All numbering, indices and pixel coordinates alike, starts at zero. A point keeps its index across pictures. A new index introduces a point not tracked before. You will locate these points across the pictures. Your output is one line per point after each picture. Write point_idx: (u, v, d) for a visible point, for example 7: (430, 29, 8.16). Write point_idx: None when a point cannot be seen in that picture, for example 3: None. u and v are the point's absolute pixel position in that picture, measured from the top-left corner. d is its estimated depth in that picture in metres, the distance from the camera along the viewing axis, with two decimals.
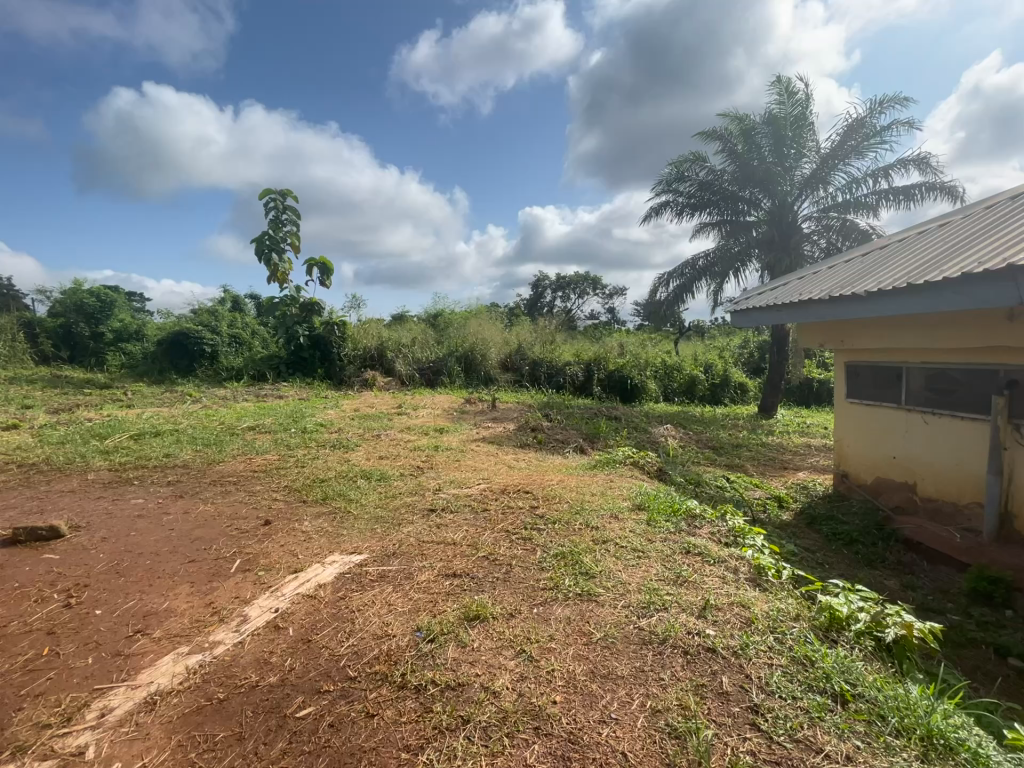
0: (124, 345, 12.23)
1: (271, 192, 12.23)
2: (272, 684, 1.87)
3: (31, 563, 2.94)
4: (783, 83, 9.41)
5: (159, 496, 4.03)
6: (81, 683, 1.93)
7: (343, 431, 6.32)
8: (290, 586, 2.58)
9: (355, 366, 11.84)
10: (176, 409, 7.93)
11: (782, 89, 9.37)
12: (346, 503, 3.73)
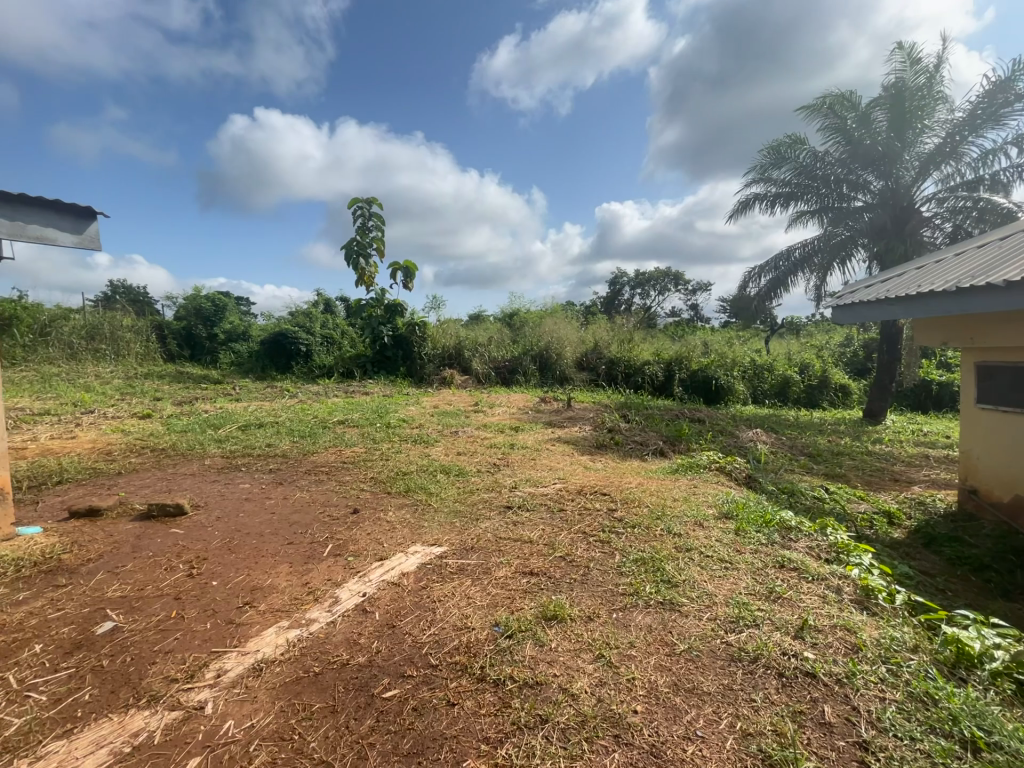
0: (233, 345, 13.60)
1: (359, 200, 13.04)
2: (361, 663, 1.99)
3: (161, 535, 3.36)
4: (906, 49, 8.42)
5: (262, 482, 4.43)
6: (201, 645, 2.17)
7: (423, 426, 6.58)
8: (377, 572, 2.73)
9: (435, 364, 12.28)
10: (277, 403, 8.68)
11: (906, 56, 8.39)
12: (427, 496, 3.88)
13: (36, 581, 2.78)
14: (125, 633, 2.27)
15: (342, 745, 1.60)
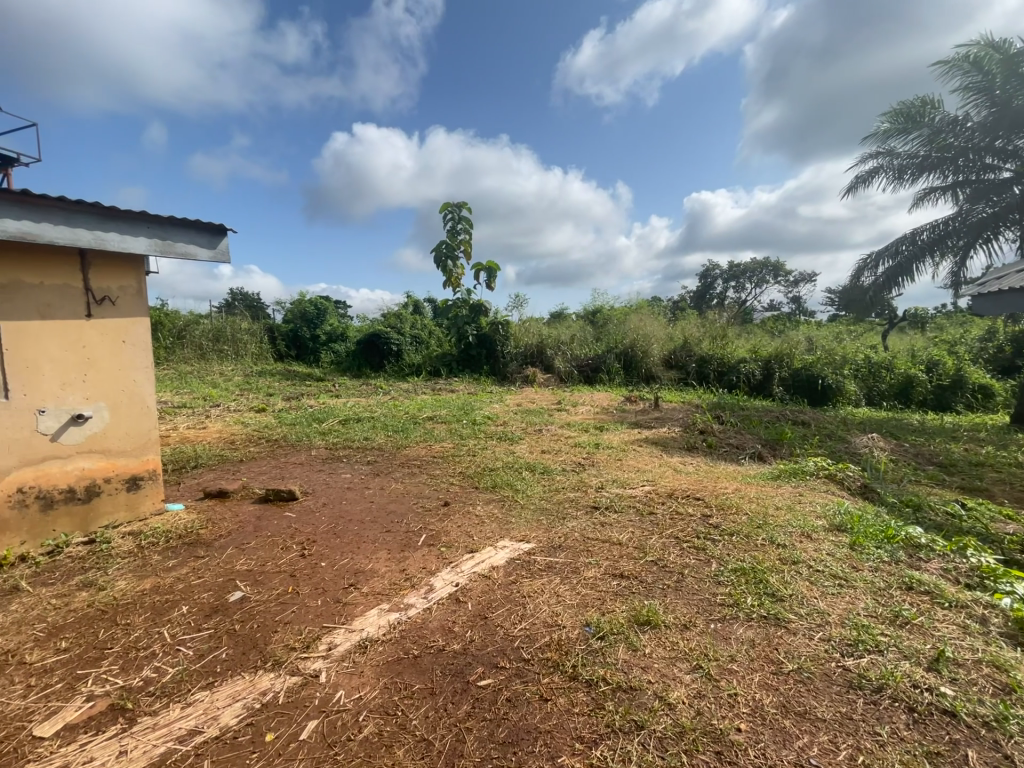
0: (333, 345, 14.73)
1: (449, 204, 13.57)
2: (457, 650, 2.07)
3: (277, 517, 3.74)
4: None
5: (361, 473, 4.76)
6: (313, 619, 2.39)
7: (508, 424, 6.69)
8: (469, 564, 2.82)
9: (517, 363, 12.44)
10: (373, 399, 9.29)
11: None
12: (514, 492, 3.95)
13: (181, 551, 3.21)
14: (252, 603, 2.56)
15: (441, 726, 1.68)
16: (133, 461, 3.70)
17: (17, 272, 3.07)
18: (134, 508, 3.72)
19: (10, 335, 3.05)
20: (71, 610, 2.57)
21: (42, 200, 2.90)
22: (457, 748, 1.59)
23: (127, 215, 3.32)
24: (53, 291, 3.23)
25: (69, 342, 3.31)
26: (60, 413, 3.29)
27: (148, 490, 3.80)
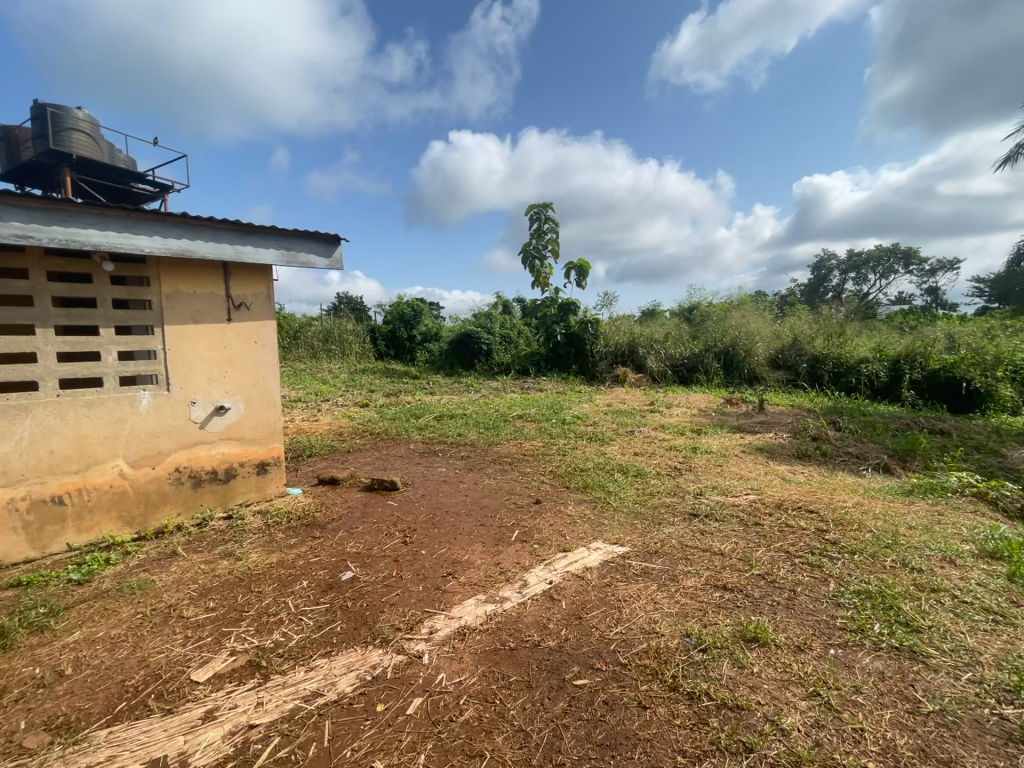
0: (428, 345, 15.50)
1: (537, 205, 13.68)
2: (551, 647, 2.09)
3: (382, 505, 4.02)
4: None
5: (455, 468, 4.95)
6: (416, 603, 2.54)
7: (598, 425, 6.59)
8: (561, 563, 2.83)
9: (607, 363, 12.20)
10: (464, 397, 9.62)
11: None
12: (606, 494, 3.89)
13: (301, 531, 3.57)
14: (362, 583, 2.78)
15: (537, 720, 1.71)
16: (263, 449, 4.17)
17: (177, 283, 3.60)
18: (263, 490, 4.20)
19: (170, 337, 3.59)
20: (216, 575, 2.97)
21: (194, 220, 3.38)
22: (555, 744, 1.61)
23: (261, 230, 3.74)
24: (203, 299, 3.73)
25: (214, 343, 3.82)
26: (207, 404, 3.80)
27: (274, 474, 4.26)
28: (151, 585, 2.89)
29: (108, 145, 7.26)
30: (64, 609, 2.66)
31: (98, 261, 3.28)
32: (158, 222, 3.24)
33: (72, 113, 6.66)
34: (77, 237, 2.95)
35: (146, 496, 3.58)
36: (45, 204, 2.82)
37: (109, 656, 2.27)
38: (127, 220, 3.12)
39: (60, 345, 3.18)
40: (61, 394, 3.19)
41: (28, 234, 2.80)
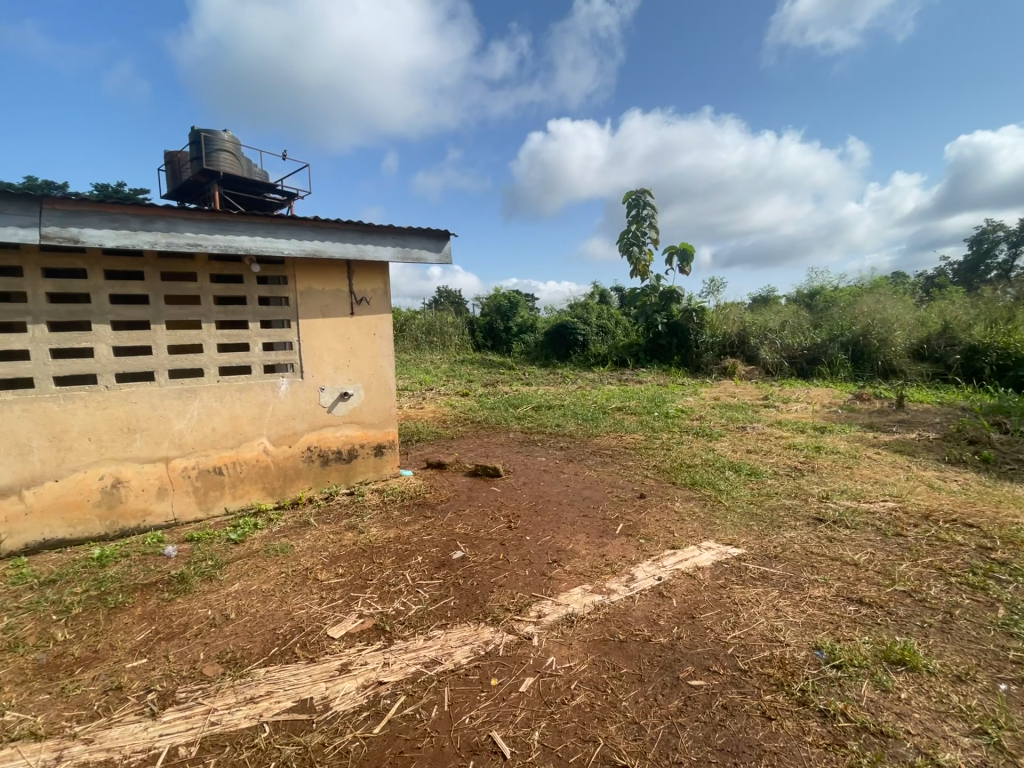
0: (524, 336, 15.70)
1: (635, 191, 13.23)
2: (664, 644, 2.05)
3: (486, 490, 4.18)
4: None
5: (555, 458, 4.99)
6: (524, 586, 2.61)
7: (705, 419, 6.24)
8: (671, 560, 2.75)
9: (714, 354, 11.47)
10: (561, 388, 9.62)
11: None
12: (716, 492, 3.69)
13: (414, 510, 3.84)
14: (471, 563, 2.92)
15: (652, 715, 1.69)
16: (380, 432, 4.52)
17: (310, 281, 4.00)
18: (379, 470, 4.56)
19: (304, 330, 4.01)
20: (343, 545, 3.30)
21: (324, 223, 3.73)
22: (671, 741, 1.58)
23: (380, 229, 4.02)
24: (331, 295, 4.11)
25: (339, 335, 4.20)
26: (333, 391, 4.21)
27: (389, 456, 4.61)
28: (291, 549, 3.28)
29: (247, 161, 8.25)
30: (226, 563, 3.11)
31: (248, 263, 3.75)
32: (294, 226, 3.62)
33: (220, 135, 7.66)
34: (232, 243, 3.41)
35: (285, 470, 4.06)
36: (209, 215, 3.29)
37: (261, 606, 2.62)
38: (270, 226, 3.53)
39: (220, 337, 3.70)
40: (220, 380, 3.73)
41: (196, 242, 3.29)
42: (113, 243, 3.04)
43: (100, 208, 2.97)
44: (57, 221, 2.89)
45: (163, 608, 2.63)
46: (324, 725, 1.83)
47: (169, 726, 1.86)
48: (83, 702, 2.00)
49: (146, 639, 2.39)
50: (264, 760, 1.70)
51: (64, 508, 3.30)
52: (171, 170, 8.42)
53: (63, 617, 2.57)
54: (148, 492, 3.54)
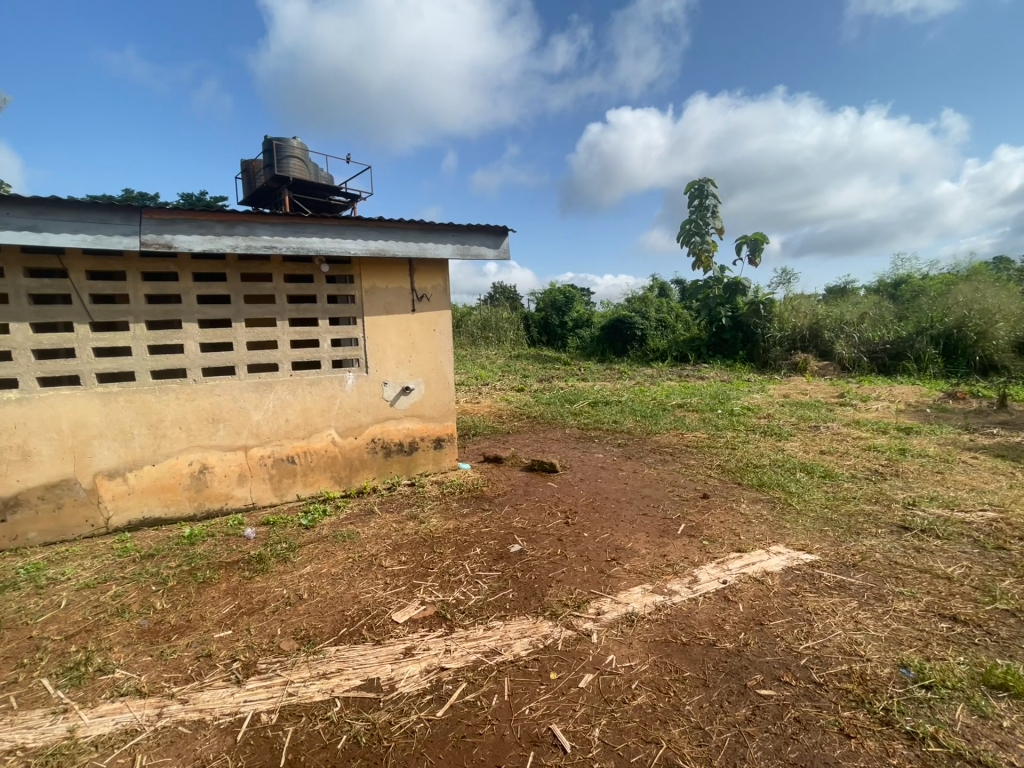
0: (580, 332, 15.56)
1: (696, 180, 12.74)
2: (729, 649, 1.98)
3: (543, 485, 4.19)
4: None
5: (613, 455, 4.91)
6: (582, 582, 2.60)
7: (774, 417, 5.93)
8: (737, 563, 2.64)
9: (784, 348, 10.82)
10: (618, 384, 9.44)
11: None
12: (787, 495, 3.49)
13: (473, 503, 3.92)
14: (529, 556, 2.94)
15: (717, 722, 1.64)
16: (439, 426, 4.64)
17: (374, 279, 4.16)
18: (439, 463, 4.68)
19: (369, 326, 4.17)
20: (405, 534, 3.42)
21: (388, 223, 3.86)
22: (738, 750, 1.53)
23: (440, 228, 4.11)
24: (394, 293, 4.26)
25: (402, 331, 4.34)
26: (395, 385, 4.36)
27: (448, 449, 4.71)
28: (357, 536, 3.45)
29: (314, 166, 8.68)
30: (298, 546, 3.32)
31: (318, 263, 3.95)
32: (360, 227, 3.78)
33: (290, 143, 8.13)
34: (304, 244, 3.60)
35: (351, 460, 4.26)
36: (284, 219, 3.50)
37: (331, 588, 2.78)
38: (338, 227, 3.70)
39: (292, 334, 3.92)
40: (293, 374, 3.96)
41: (272, 244, 3.50)
42: (200, 247, 3.30)
43: (189, 215, 3.24)
44: (154, 229, 3.17)
45: (245, 585, 2.85)
46: (390, 705, 1.91)
47: (252, 694, 2.02)
48: (178, 665, 2.21)
49: (231, 612, 2.60)
50: (337, 733, 1.80)
51: (159, 489, 3.64)
52: (246, 177, 9.01)
53: (160, 588, 2.84)
54: (230, 478, 3.83)
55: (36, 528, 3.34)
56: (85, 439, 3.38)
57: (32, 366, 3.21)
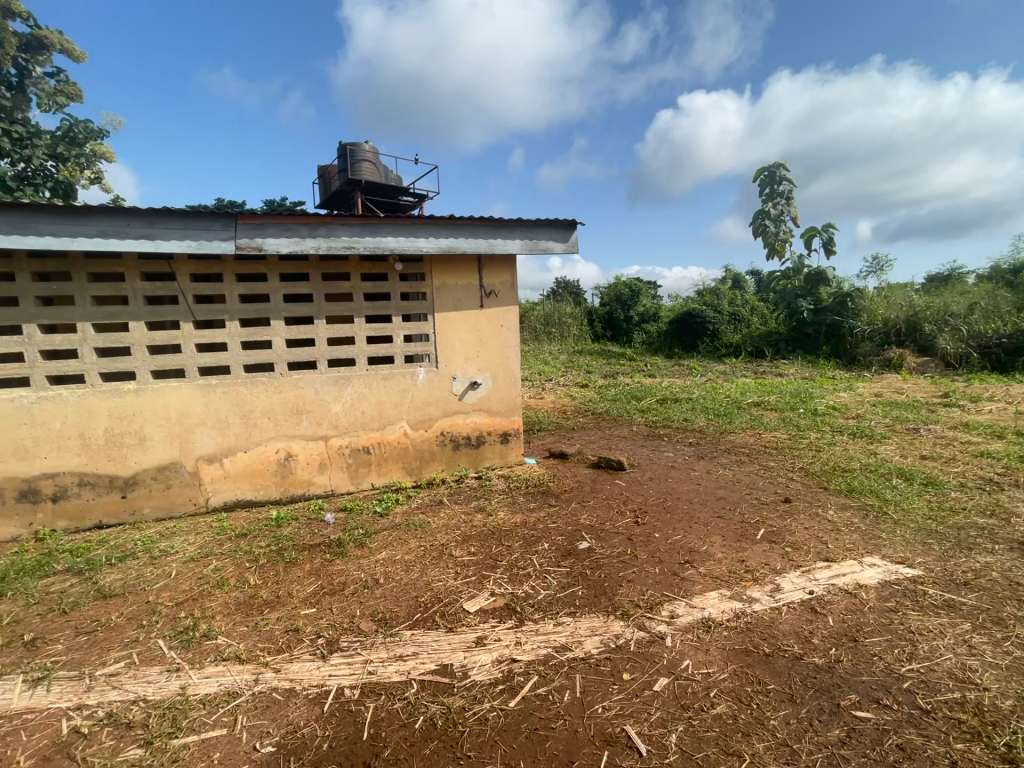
0: (646, 326, 15.20)
1: (770, 166, 11.99)
2: (818, 665, 1.86)
3: (610, 483, 4.12)
4: None
5: (684, 454, 4.74)
6: (655, 583, 2.54)
7: (864, 418, 5.47)
8: (824, 574, 2.46)
9: (875, 344, 9.91)
10: (688, 380, 9.09)
11: None
12: (882, 503, 3.21)
13: (540, 497, 3.93)
14: (598, 554, 2.91)
15: (807, 741, 1.55)
16: (506, 420, 4.68)
17: (445, 276, 4.26)
18: (505, 457, 4.73)
19: (440, 323, 4.29)
20: (474, 526, 3.50)
21: (459, 221, 3.94)
22: None
23: (510, 223, 4.13)
24: (464, 289, 4.34)
25: (471, 327, 4.42)
26: (464, 380, 4.45)
27: (514, 444, 4.75)
28: (428, 525, 3.56)
29: (385, 168, 9.03)
30: (374, 532, 3.48)
31: (392, 262, 4.10)
32: (433, 225, 3.88)
33: (362, 147, 8.50)
34: (380, 244, 3.76)
35: (421, 452, 4.41)
36: (362, 220, 3.67)
37: (405, 575, 2.89)
38: (411, 226, 3.82)
39: (368, 330, 4.11)
40: (368, 368, 4.15)
41: (351, 245, 3.68)
42: (287, 249, 3.53)
43: (277, 219, 3.47)
44: (247, 234, 3.44)
45: (327, 567, 3.03)
46: (464, 691, 1.97)
47: (336, 668, 2.15)
48: (270, 636, 2.40)
49: (315, 591, 2.78)
50: (414, 713, 1.88)
51: (251, 474, 3.95)
52: (323, 182, 9.53)
53: (253, 565, 3.09)
54: (312, 465, 4.09)
55: (149, 505, 3.74)
56: (189, 426, 3.73)
57: (146, 360, 3.59)
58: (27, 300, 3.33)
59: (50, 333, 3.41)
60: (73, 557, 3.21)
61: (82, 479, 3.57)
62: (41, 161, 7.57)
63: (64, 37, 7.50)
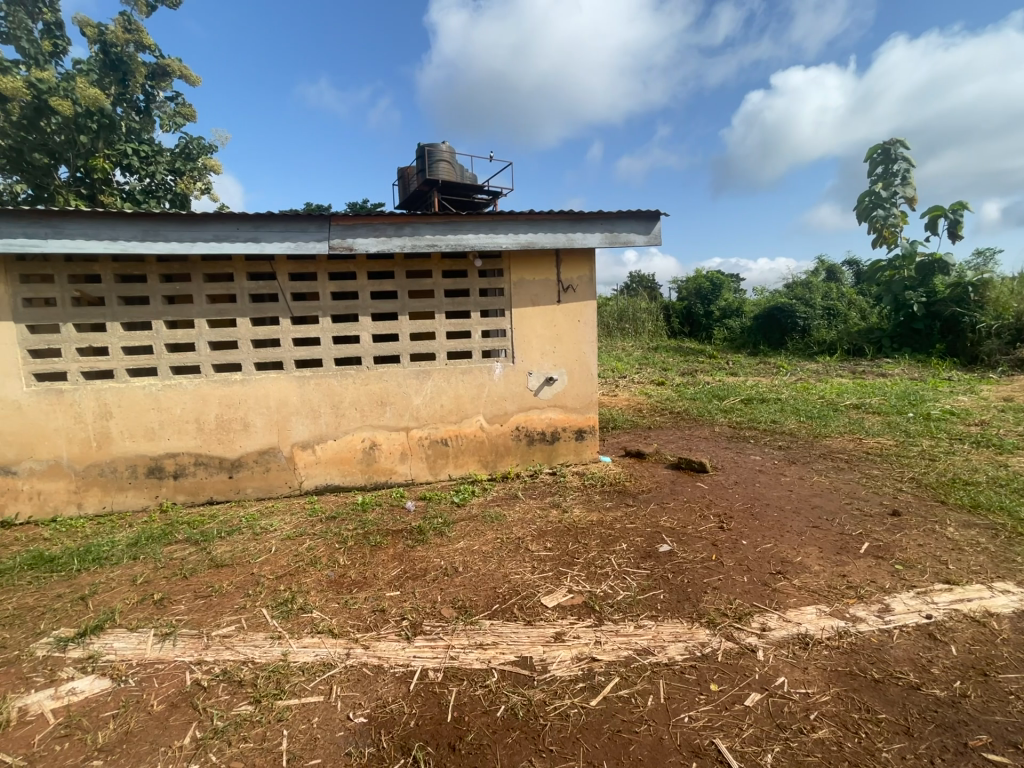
0: (726, 321, 14.52)
1: (879, 144, 10.96)
2: (939, 697, 1.68)
3: (691, 485, 3.96)
4: None
5: (773, 458, 4.43)
6: (745, 593, 2.40)
7: (991, 425, 4.84)
8: (945, 597, 2.22)
9: (1004, 341, 8.69)
10: (775, 379, 8.49)
11: None
12: (1016, 522, 2.82)
13: (616, 496, 3.86)
14: (680, 559, 2.80)
15: None
16: (581, 417, 4.62)
17: (523, 272, 4.28)
18: (580, 454, 4.68)
19: (517, 318, 4.32)
20: (550, 521, 3.50)
21: (539, 216, 3.94)
22: None
23: (590, 217, 4.07)
24: (541, 285, 4.34)
25: (548, 322, 4.41)
26: (540, 376, 4.46)
27: (589, 441, 4.68)
28: (504, 518, 3.62)
29: (461, 167, 9.24)
30: (452, 522, 3.60)
31: (471, 259, 4.18)
32: (512, 222, 3.91)
33: (439, 146, 8.76)
34: (461, 242, 3.85)
35: (496, 446, 4.48)
36: (444, 218, 3.77)
37: (483, 565, 2.96)
38: (491, 223, 3.88)
39: (448, 326, 4.23)
40: (447, 363, 4.28)
41: (434, 243, 3.81)
42: (375, 248, 3.72)
43: (366, 220, 3.66)
44: (340, 234, 3.66)
45: (409, 553, 3.17)
46: (544, 685, 1.98)
47: (420, 650, 2.25)
48: (359, 614, 2.55)
49: (398, 575, 2.92)
50: (495, 701, 1.92)
51: (339, 460, 4.22)
52: (402, 183, 9.93)
53: (342, 546, 3.31)
54: (394, 455, 4.29)
55: (252, 484, 4.10)
56: (286, 414, 4.05)
57: (251, 353, 3.93)
58: (156, 299, 3.76)
59: (173, 329, 3.82)
60: (191, 528, 3.61)
61: (198, 459, 3.99)
62: (163, 175, 8.32)
63: (183, 64, 8.31)
